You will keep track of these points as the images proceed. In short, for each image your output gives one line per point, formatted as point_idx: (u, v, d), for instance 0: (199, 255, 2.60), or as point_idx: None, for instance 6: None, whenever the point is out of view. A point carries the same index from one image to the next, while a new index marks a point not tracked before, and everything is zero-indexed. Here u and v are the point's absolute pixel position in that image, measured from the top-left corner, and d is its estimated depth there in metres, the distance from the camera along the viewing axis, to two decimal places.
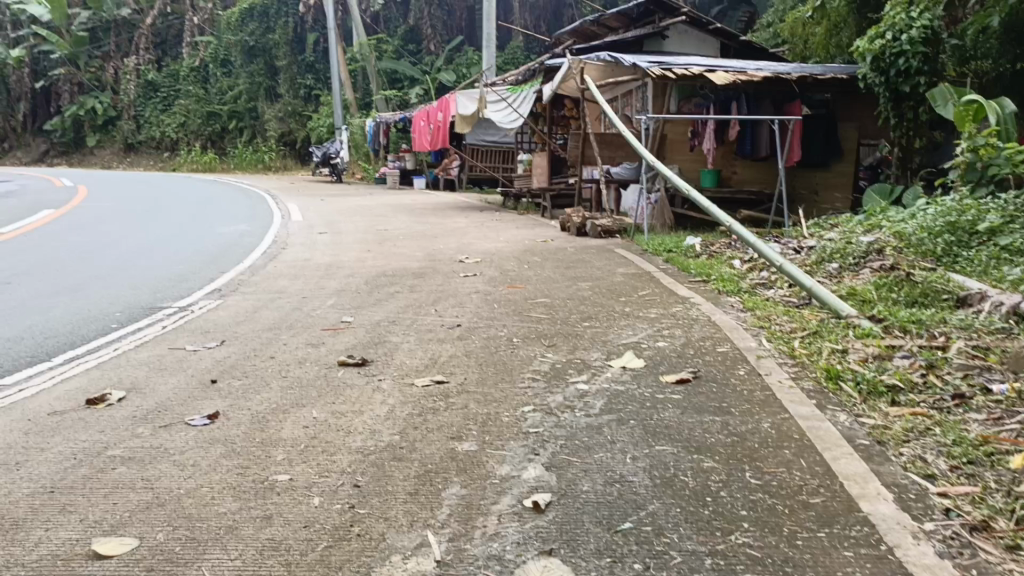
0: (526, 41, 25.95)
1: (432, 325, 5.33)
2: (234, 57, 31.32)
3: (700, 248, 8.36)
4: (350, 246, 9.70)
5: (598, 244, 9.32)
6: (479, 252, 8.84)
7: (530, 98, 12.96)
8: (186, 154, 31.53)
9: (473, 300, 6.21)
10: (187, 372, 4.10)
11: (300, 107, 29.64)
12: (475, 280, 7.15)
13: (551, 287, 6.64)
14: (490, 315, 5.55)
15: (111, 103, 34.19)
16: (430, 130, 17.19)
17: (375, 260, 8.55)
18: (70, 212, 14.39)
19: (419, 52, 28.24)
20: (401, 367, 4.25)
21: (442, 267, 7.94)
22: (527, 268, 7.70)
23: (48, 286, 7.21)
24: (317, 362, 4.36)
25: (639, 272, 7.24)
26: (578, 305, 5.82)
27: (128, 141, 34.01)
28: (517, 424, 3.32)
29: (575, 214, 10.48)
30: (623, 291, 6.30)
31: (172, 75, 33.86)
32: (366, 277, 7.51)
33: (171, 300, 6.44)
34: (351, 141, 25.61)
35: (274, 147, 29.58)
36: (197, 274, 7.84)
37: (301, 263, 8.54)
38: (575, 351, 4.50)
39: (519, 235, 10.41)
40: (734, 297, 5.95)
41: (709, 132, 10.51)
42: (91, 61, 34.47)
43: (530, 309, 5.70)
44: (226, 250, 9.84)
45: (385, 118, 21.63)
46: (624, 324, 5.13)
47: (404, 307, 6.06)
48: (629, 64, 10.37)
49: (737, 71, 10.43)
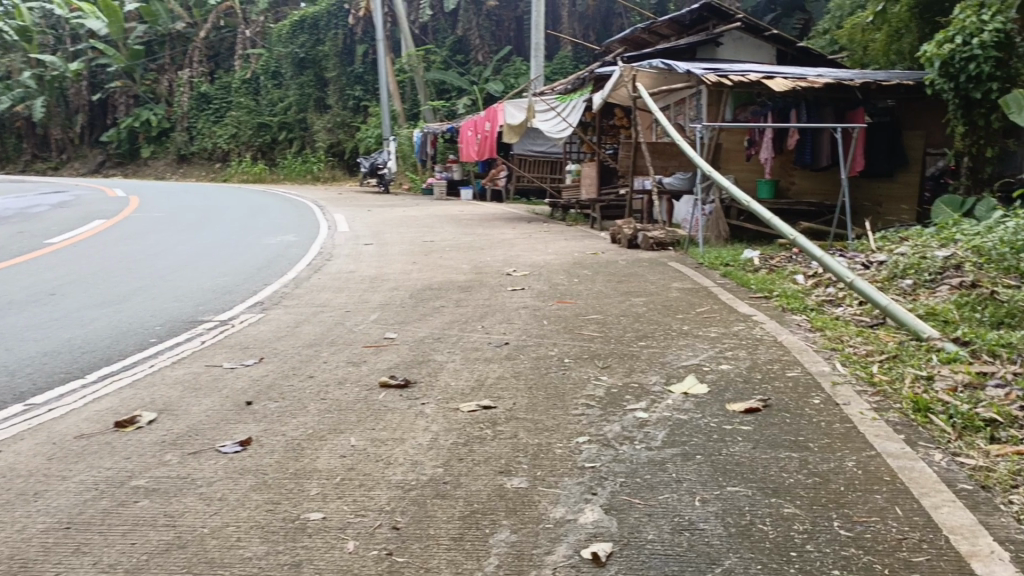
0: (574, 50, 25.72)
1: (478, 343, 5.07)
2: (284, 68, 31.76)
3: (759, 262, 7.95)
4: (396, 258, 9.55)
5: (650, 257, 8.97)
6: (526, 265, 8.59)
7: (580, 107, 12.69)
8: (237, 165, 32.06)
9: (521, 316, 5.95)
10: (220, 394, 3.94)
11: (348, 118, 29.89)
12: (523, 295, 6.89)
13: (602, 302, 6.34)
14: (540, 332, 5.29)
15: (166, 115, 35.03)
16: (477, 140, 17.04)
17: (420, 272, 8.36)
18: (122, 222, 14.65)
19: (466, 63, 28.21)
20: (447, 390, 4.00)
21: (488, 280, 7.70)
22: (577, 282, 7.41)
23: (94, 297, 7.25)
24: (357, 383, 4.15)
25: (695, 287, 6.89)
26: (632, 322, 5.51)
27: (181, 152, 34.78)
28: (571, 457, 3.02)
29: (626, 226, 10.15)
30: (678, 308, 5.97)
31: (224, 87, 34.51)
32: (411, 290, 7.32)
33: (212, 313, 6.42)
34: (398, 151, 25.67)
35: (323, 158, 29.88)
36: (240, 285, 7.81)
37: (345, 275, 8.40)
38: (630, 374, 4.20)
39: (568, 247, 10.12)
40: (799, 315, 5.55)
41: (766, 141, 10.06)
42: (147, 74, 35.40)
43: (580, 326, 5.42)
44: (271, 261, 9.81)
45: (432, 128, 21.58)
46: (682, 345, 4.81)
47: (448, 322, 5.82)
48: (683, 71, 10.03)
49: (796, 77, 10.00)
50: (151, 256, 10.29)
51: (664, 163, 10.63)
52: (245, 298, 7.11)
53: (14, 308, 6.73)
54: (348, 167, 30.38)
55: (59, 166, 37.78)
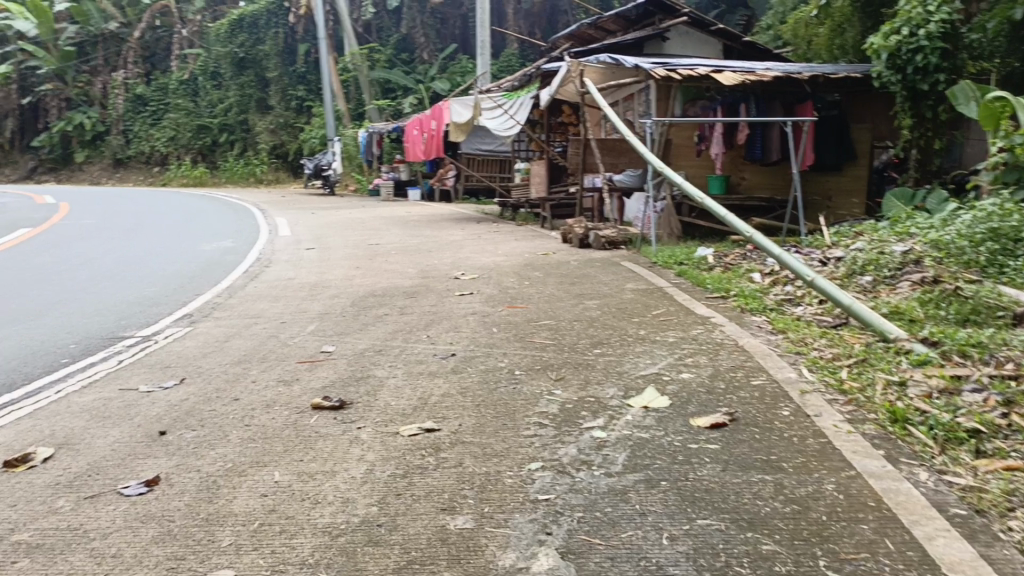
0: (520, 48, 25.49)
1: (421, 355, 4.72)
2: (224, 68, 30.82)
3: (713, 260, 7.75)
4: (339, 263, 9.14)
5: (602, 257, 8.73)
6: (475, 268, 8.26)
7: (527, 104, 12.40)
8: (176, 169, 31.03)
9: (469, 324, 5.61)
10: (130, 423, 3.58)
11: (292, 119, 29.13)
12: (471, 300, 6.56)
13: (553, 307, 6.05)
14: (488, 341, 4.96)
15: (100, 118, 33.74)
16: (424, 139, 16.62)
17: (364, 278, 7.96)
18: (48, 230, 13.90)
19: (412, 61, 27.69)
20: (387, 412, 3.64)
21: (435, 285, 7.35)
22: (528, 285, 7.11)
23: (5, 314, 6.72)
24: (287, 406, 3.77)
25: (650, 288, 6.66)
26: (585, 328, 5.23)
27: (117, 156, 33.56)
28: (521, 488, 2.71)
29: (577, 225, 9.89)
30: (632, 311, 5.72)
31: (161, 89, 33.36)
32: (353, 298, 6.92)
33: (135, 329, 5.99)
34: (344, 152, 25.10)
35: (266, 160, 29.08)
36: (170, 297, 7.35)
37: (284, 282, 7.96)
38: (585, 385, 3.92)
39: (518, 248, 9.82)
40: (759, 316, 5.33)
41: (716, 137, 9.90)
42: (79, 76, 34.04)
43: (531, 333, 5.12)
44: (206, 268, 9.32)
45: (377, 128, 21.09)
46: (639, 351, 4.54)
47: (391, 333, 5.45)
48: (631, 66, 9.81)
49: (745, 71, 9.83)
50: (75, 266, 9.72)
51: None
52: (174, 311, 6.67)
53: None
54: (292, 169, 29.62)
55: None
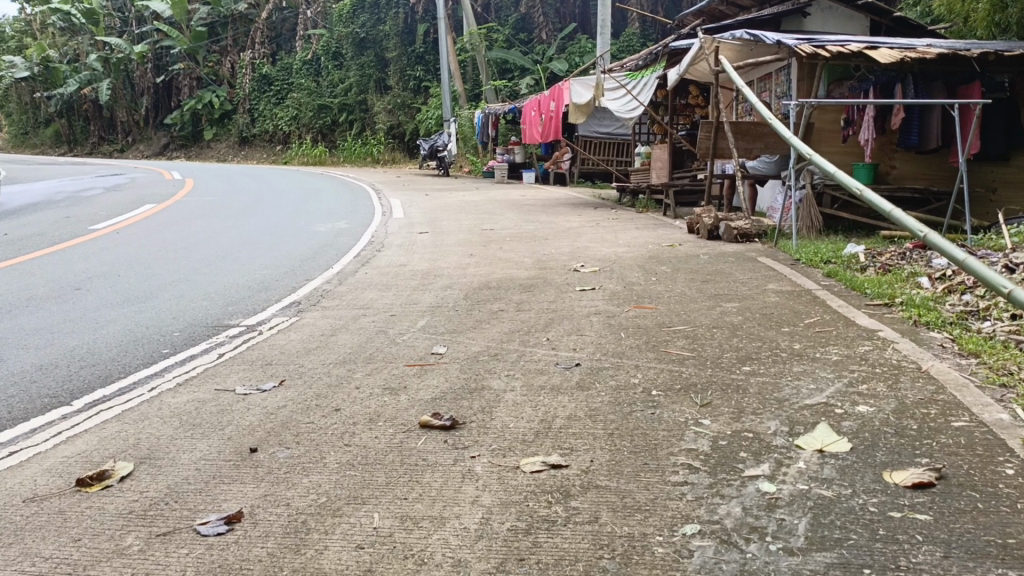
0: (642, 26, 24.45)
1: (542, 363, 4.21)
2: (345, 49, 31.29)
3: (866, 258, 6.81)
4: (452, 249, 8.77)
5: (734, 250, 7.94)
6: (595, 260, 7.68)
7: (653, 84, 11.60)
8: (298, 148, 31.79)
9: (592, 326, 5.06)
10: (220, 434, 3.34)
11: (409, 99, 29.21)
12: (591, 297, 5.99)
13: (685, 310, 5.41)
14: (616, 350, 4.40)
15: (228, 97, 35.18)
16: (541, 120, 16.07)
17: (477, 266, 7.54)
18: (173, 206, 14.38)
19: (530, 41, 27.11)
20: (505, 436, 3.15)
21: (554, 277, 6.82)
22: (655, 282, 6.47)
23: (119, 294, 6.84)
24: (392, 423, 3.38)
25: (795, 290, 5.87)
26: (727, 338, 4.56)
27: (243, 135, 34.91)
28: (675, 565, 2.15)
29: (706, 214, 9.10)
30: (780, 318, 4.98)
31: (286, 69, 34.30)
32: (467, 289, 6.48)
33: (242, 316, 5.83)
34: (459, 133, 24.93)
35: (383, 140, 29.34)
36: (279, 281, 7.21)
37: (396, 269, 7.65)
38: (737, 414, 3.27)
39: (639, 238, 9.16)
40: (938, 333, 4.38)
41: (867, 120, 8.78)
42: (209, 55, 35.57)
43: (664, 343, 4.50)
44: (318, 250, 9.19)
45: (493, 109, 20.71)
46: (799, 371, 3.82)
47: (506, 333, 4.95)
48: (773, 41, 8.88)
49: (903, 46, 8.68)
50: (193, 244, 9.88)
51: (748, 144, 9.45)
52: (282, 297, 6.48)
53: (29, 307, 6.38)
54: (408, 150, 29.76)
55: (125, 148, 38.39)
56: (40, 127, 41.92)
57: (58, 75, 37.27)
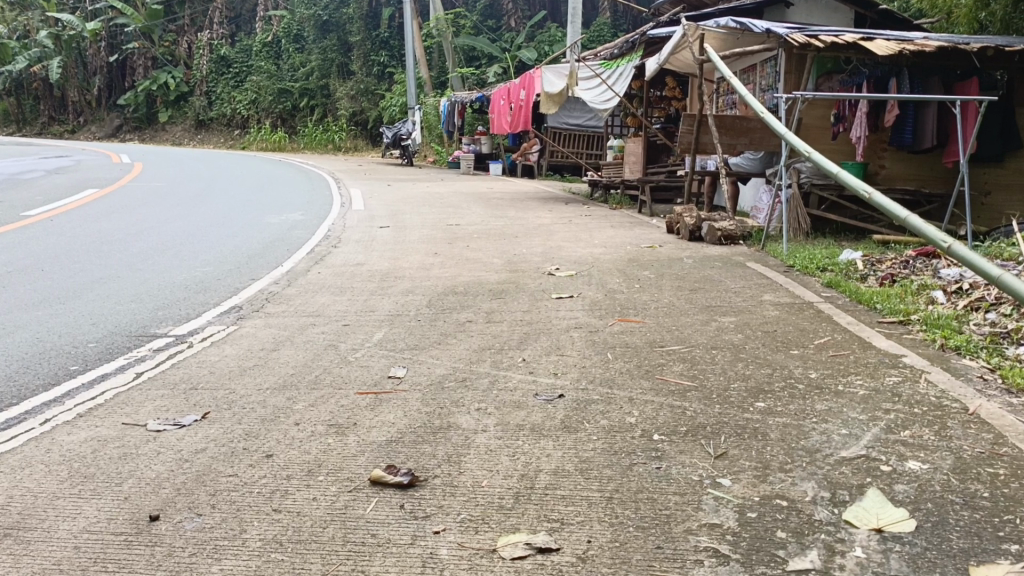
0: (613, 16, 23.86)
1: (518, 393, 3.57)
2: (307, 31, 30.25)
3: (866, 267, 6.31)
4: (414, 246, 8.08)
5: (718, 253, 7.40)
6: (571, 262, 7.06)
7: (629, 74, 11.00)
8: (256, 133, 30.60)
9: (573, 344, 4.45)
10: (116, 492, 2.63)
11: (373, 85, 28.25)
12: (570, 306, 5.37)
13: (678, 326, 4.81)
14: (605, 377, 3.78)
15: (185, 78, 33.87)
16: (511, 110, 15.41)
17: (443, 267, 6.88)
18: (117, 192, 13.39)
19: (499, 28, 26.35)
20: (477, 501, 2.51)
21: (527, 282, 6.19)
22: (639, 290, 5.87)
23: (36, 294, 5.99)
24: (334, 476, 2.72)
25: (795, 302, 5.32)
26: (731, 363, 3.97)
27: (199, 118, 33.56)
28: None
29: (687, 213, 8.53)
30: (786, 339, 4.41)
31: (246, 51, 33.10)
32: (430, 294, 5.82)
33: (172, 323, 5.06)
34: (424, 121, 24.11)
35: (345, 127, 28.35)
36: (221, 281, 6.44)
37: (353, 268, 6.95)
38: (761, 471, 2.67)
39: (616, 237, 8.57)
40: (972, 360, 3.84)
41: (860, 116, 8.28)
42: (165, 35, 34.20)
43: (660, 369, 3.90)
44: (269, 245, 8.41)
45: (459, 97, 19.94)
46: (824, 411, 3.25)
47: (475, 352, 4.31)
48: (762, 30, 8.34)
49: (898, 38, 8.20)
50: (131, 235, 9.02)
51: (732, 140, 8.86)
52: (223, 301, 5.72)
53: None
54: (371, 137, 28.82)
55: (76, 129, 36.66)
56: None
57: (6, 51, 35.41)
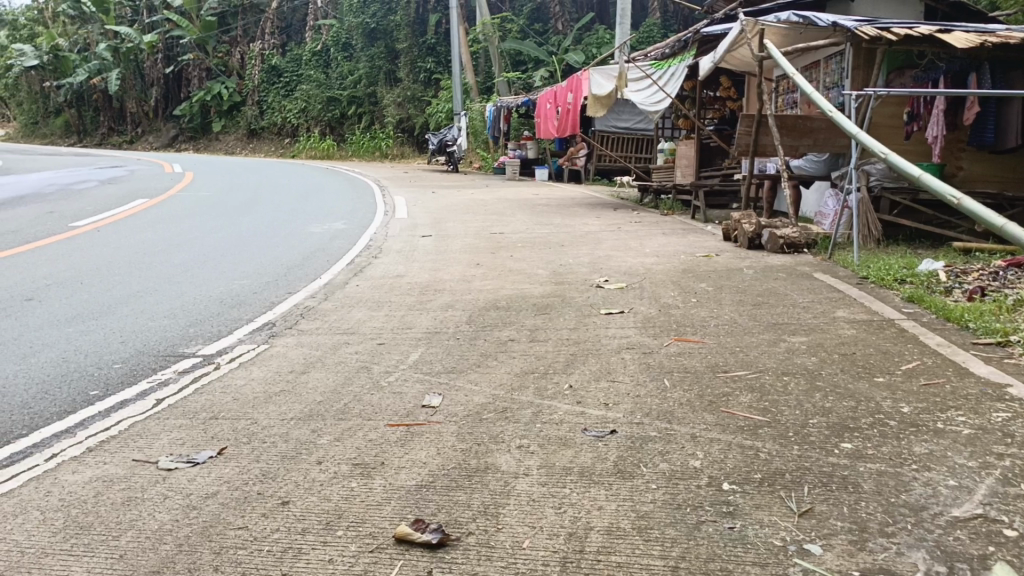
0: (663, 17, 23.30)
1: (565, 428, 3.18)
2: (356, 39, 30.33)
3: (950, 280, 5.79)
4: (457, 256, 7.77)
5: (781, 263, 6.92)
6: (621, 272, 6.66)
7: (681, 74, 10.53)
8: (305, 141, 30.82)
9: (626, 367, 4.06)
10: (110, 548, 2.33)
11: (420, 92, 28.15)
12: (621, 323, 4.98)
13: (741, 347, 4.37)
14: (662, 409, 3.37)
15: (237, 88, 34.37)
16: (558, 113, 15.04)
17: (486, 279, 6.55)
18: (165, 201, 13.40)
19: (545, 32, 25.98)
20: (518, 569, 2.13)
21: (575, 296, 5.80)
22: (697, 304, 5.44)
23: (69, 308, 5.81)
24: (357, 531, 2.38)
25: (872, 320, 4.85)
26: (806, 393, 3.53)
27: (251, 127, 34.02)
28: None
29: (746, 220, 8.05)
30: (866, 365, 3.95)
31: (295, 60, 33.37)
32: (472, 309, 5.48)
33: (200, 342, 4.79)
34: (470, 127, 23.90)
35: (393, 134, 28.32)
36: (258, 296, 6.19)
37: (393, 280, 6.67)
38: (857, 535, 2.26)
39: (669, 245, 8.12)
40: None
41: (936, 114, 7.71)
42: (219, 46, 34.75)
43: (724, 399, 3.48)
44: (310, 256, 8.18)
45: (505, 102, 19.64)
46: (924, 456, 2.81)
47: (518, 376, 3.95)
48: (828, 23, 7.82)
49: (978, 30, 7.58)
50: (174, 246, 8.90)
51: (794, 141, 8.33)
52: (257, 316, 5.46)
53: None
54: (418, 144, 28.75)
55: (134, 139, 37.53)
56: (49, 117, 41.14)
57: (67, 63, 36.42)
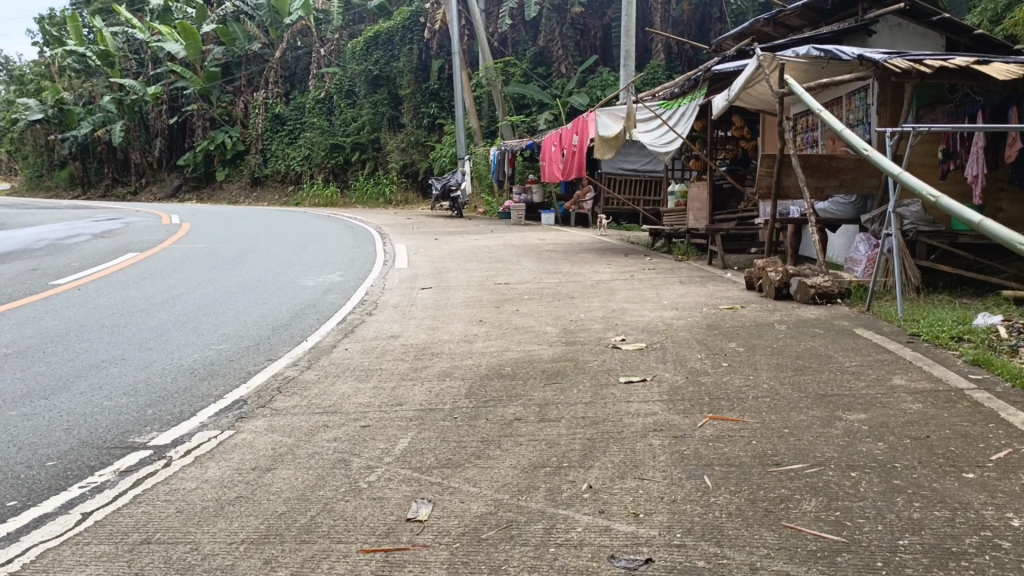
0: (668, 57, 22.95)
1: (585, 555, 2.51)
2: (359, 87, 30.21)
3: (1013, 338, 5.13)
4: (457, 312, 7.14)
5: (815, 317, 6.26)
6: (639, 330, 5.99)
7: (693, 113, 9.99)
8: (309, 188, 30.52)
9: (655, 458, 3.36)
10: None
11: (423, 137, 27.87)
12: (644, 395, 4.30)
13: (791, 428, 3.68)
14: (705, 523, 2.69)
15: (241, 137, 34.26)
16: (564, 156, 14.55)
17: (489, 339, 5.90)
18: (154, 255, 12.86)
19: (549, 74, 25.67)
20: None
21: (588, 360, 5.14)
22: (728, 369, 4.77)
23: (18, 384, 5.20)
24: None
25: (938, 389, 4.17)
26: (885, 496, 2.85)
27: (255, 175, 33.83)
28: None
29: (772, 268, 7.41)
30: (948, 454, 3.25)
31: (298, 108, 33.19)
32: (472, 379, 4.82)
33: (155, 429, 4.17)
34: (474, 171, 23.50)
35: (396, 179, 27.96)
36: (232, 365, 5.58)
37: (385, 343, 6.02)
38: None
39: (689, 296, 7.47)
40: None
41: (975, 152, 7.11)
42: (222, 96, 34.70)
43: (783, 507, 2.79)
44: (298, 314, 7.56)
45: (510, 146, 19.19)
46: None
47: (525, 472, 3.26)
48: (853, 56, 7.28)
49: (1016, 60, 7.04)
50: (153, 305, 8.30)
51: (820, 181, 7.71)
52: (226, 393, 4.84)
53: None
54: (421, 189, 28.35)
55: (138, 190, 37.41)
56: (54, 169, 41.11)
57: (72, 116, 36.45)
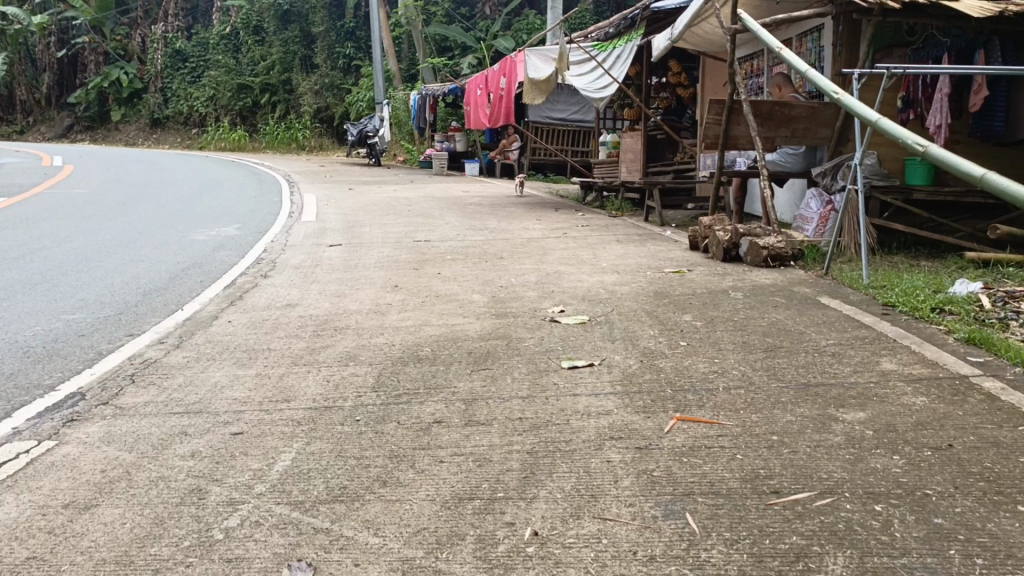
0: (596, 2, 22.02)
1: None
2: (267, 23, 28.13)
3: (997, 307, 4.56)
4: (367, 274, 6.15)
5: (773, 283, 5.58)
6: (579, 298, 5.17)
7: (629, 56, 9.11)
8: (214, 131, 28.27)
9: (617, 483, 2.54)
10: None
11: (339, 79, 26.24)
12: (593, 386, 3.49)
13: (780, 433, 2.93)
14: None
15: (138, 74, 31.61)
16: (490, 101, 13.52)
17: (404, 309, 4.96)
18: (22, 201, 11.25)
19: (473, 16, 24.38)
20: None
21: (521, 338, 4.26)
22: (688, 350, 3.99)
23: None
24: None
25: (941, 376, 3.49)
26: (934, 546, 2.11)
27: (154, 116, 31.21)
28: None
29: (720, 227, 6.70)
30: (987, 474, 2.54)
31: (202, 44, 30.71)
32: (381, 365, 3.88)
33: None
34: (393, 117, 22.16)
35: (309, 123, 26.19)
36: (81, 342, 4.49)
37: (279, 313, 5.01)
38: None
39: (631, 256, 6.69)
40: None
41: (936, 100, 6.54)
42: (118, 28, 31.92)
43: (801, 569, 2.03)
44: (178, 275, 6.43)
45: (430, 90, 17.95)
46: None
47: (445, 510, 2.40)
48: None
49: None
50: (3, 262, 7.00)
51: (771, 131, 6.98)
52: (60, 383, 3.79)
53: None
54: (337, 135, 26.64)
55: (24, 129, 34.03)
56: None
57: None
